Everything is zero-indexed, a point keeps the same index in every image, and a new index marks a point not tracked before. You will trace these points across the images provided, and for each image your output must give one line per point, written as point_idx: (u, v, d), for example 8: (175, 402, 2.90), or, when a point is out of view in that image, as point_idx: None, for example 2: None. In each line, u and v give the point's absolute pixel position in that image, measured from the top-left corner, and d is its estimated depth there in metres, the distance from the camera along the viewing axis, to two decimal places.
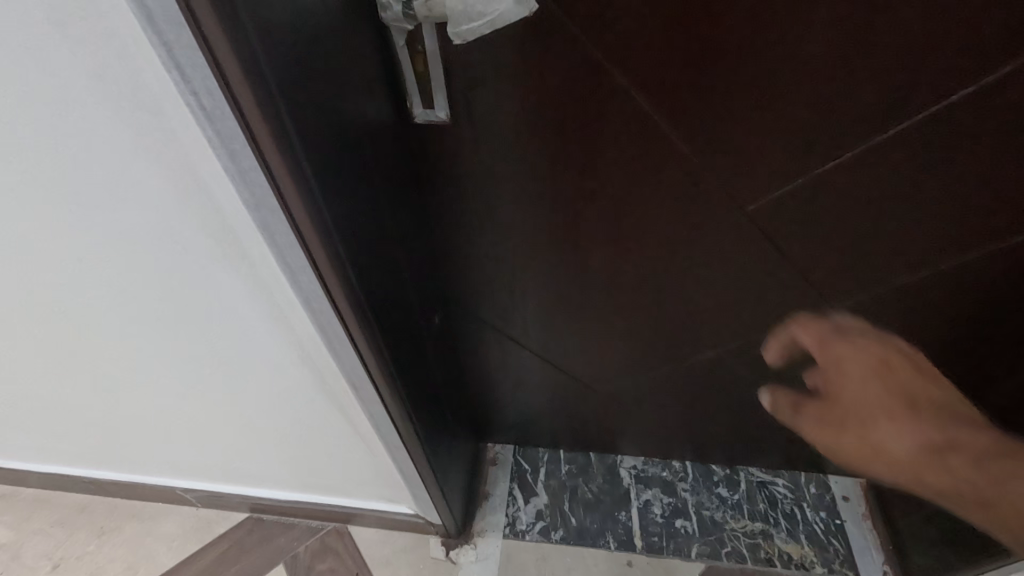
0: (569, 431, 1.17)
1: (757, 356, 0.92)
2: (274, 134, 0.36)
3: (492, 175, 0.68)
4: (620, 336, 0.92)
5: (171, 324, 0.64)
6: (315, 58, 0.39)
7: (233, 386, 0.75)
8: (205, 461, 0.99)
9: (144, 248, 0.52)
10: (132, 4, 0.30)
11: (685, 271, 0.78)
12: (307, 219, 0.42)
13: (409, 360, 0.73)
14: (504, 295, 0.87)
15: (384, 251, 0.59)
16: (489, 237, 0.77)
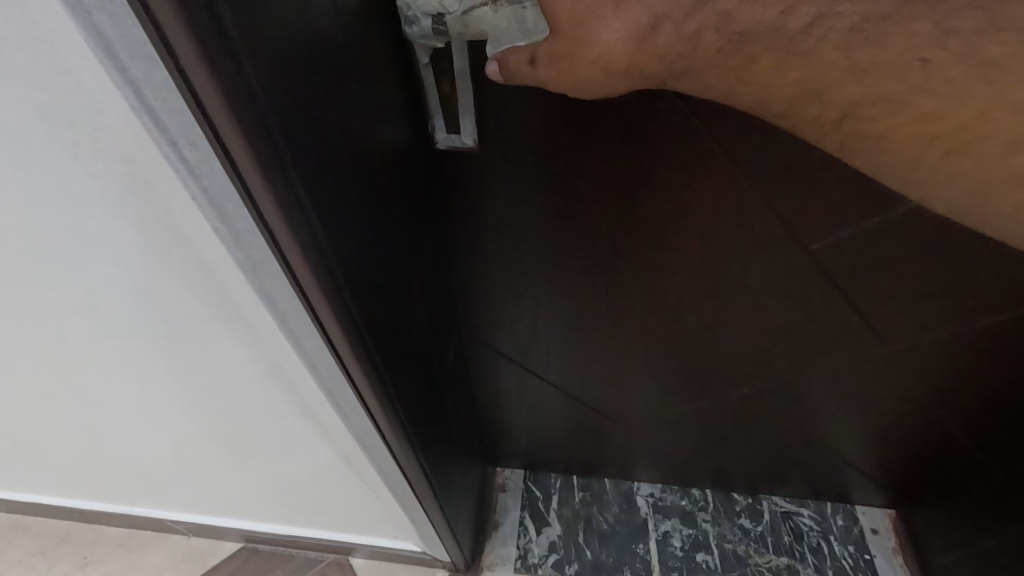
0: (585, 458, 1.10)
1: (793, 391, 0.85)
2: (279, 199, 0.27)
3: (521, 204, 0.59)
4: (648, 369, 0.85)
5: (154, 376, 0.55)
6: (329, 90, 0.30)
7: (225, 434, 0.67)
8: (194, 498, 0.91)
9: (119, 305, 0.43)
10: (84, 29, 0.21)
11: (727, 307, 0.71)
12: (320, 293, 0.33)
13: (423, 408, 0.65)
14: (527, 327, 0.79)
15: (400, 298, 0.51)
16: (513, 267, 0.69)
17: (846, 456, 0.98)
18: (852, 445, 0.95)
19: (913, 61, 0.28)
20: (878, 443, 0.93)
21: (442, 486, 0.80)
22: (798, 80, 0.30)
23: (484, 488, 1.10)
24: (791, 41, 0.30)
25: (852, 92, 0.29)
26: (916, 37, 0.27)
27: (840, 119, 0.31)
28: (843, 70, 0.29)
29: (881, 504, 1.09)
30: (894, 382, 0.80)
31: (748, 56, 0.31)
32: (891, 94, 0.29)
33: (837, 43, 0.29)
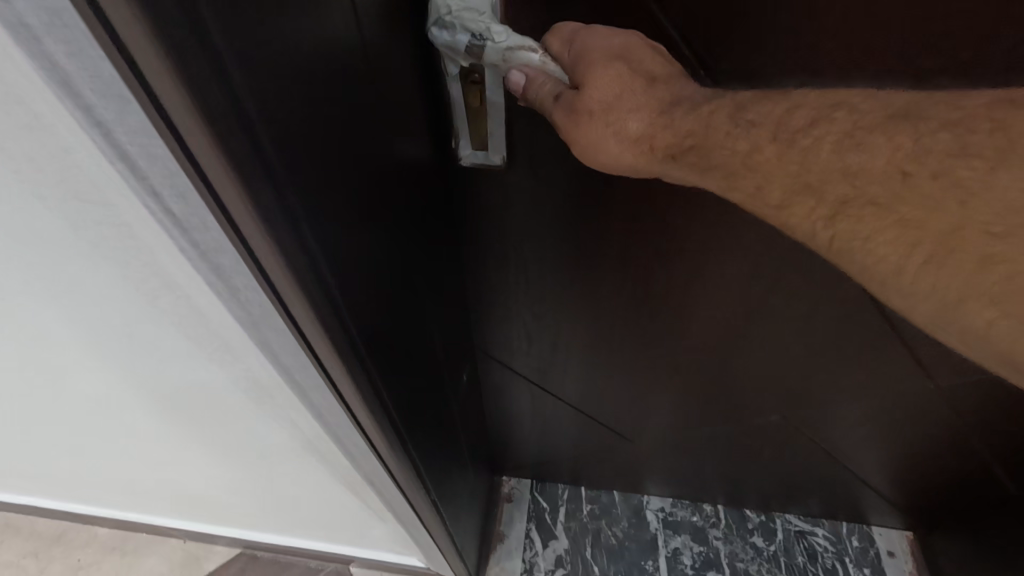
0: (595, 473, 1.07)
1: (816, 417, 0.82)
2: (285, 252, 0.23)
3: (543, 224, 0.56)
4: (667, 390, 0.81)
5: (145, 407, 0.52)
6: (338, 124, 0.27)
7: (222, 460, 0.63)
8: (193, 510, 0.88)
9: (104, 342, 0.39)
10: (42, 65, 0.17)
11: (756, 334, 0.67)
12: (329, 345, 0.29)
13: (433, 438, 0.61)
14: (544, 346, 0.76)
15: (412, 329, 0.47)
16: (530, 285, 0.65)
17: (867, 480, 0.95)
18: (875, 471, 0.92)
19: (894, 173, 0.27)
20: (903, 468, 0.90)
21: (449, 509, 0.77)
22: (795, 174, 0.29)
23: (490, 498, 1.07)
24: (791, 136, 0.29)
25: (844, 191, 0.28)
26: (899, 150, 0.27)
27: (831, 211, 0.28)
28: (837, 170, 0.28)
29: (898, 526, 1.06)
30: (924, 413, 0.76)
31: (753, 145, 0.30)
32: (875, 198, 0.27)
33: (830, 145, 0.28)
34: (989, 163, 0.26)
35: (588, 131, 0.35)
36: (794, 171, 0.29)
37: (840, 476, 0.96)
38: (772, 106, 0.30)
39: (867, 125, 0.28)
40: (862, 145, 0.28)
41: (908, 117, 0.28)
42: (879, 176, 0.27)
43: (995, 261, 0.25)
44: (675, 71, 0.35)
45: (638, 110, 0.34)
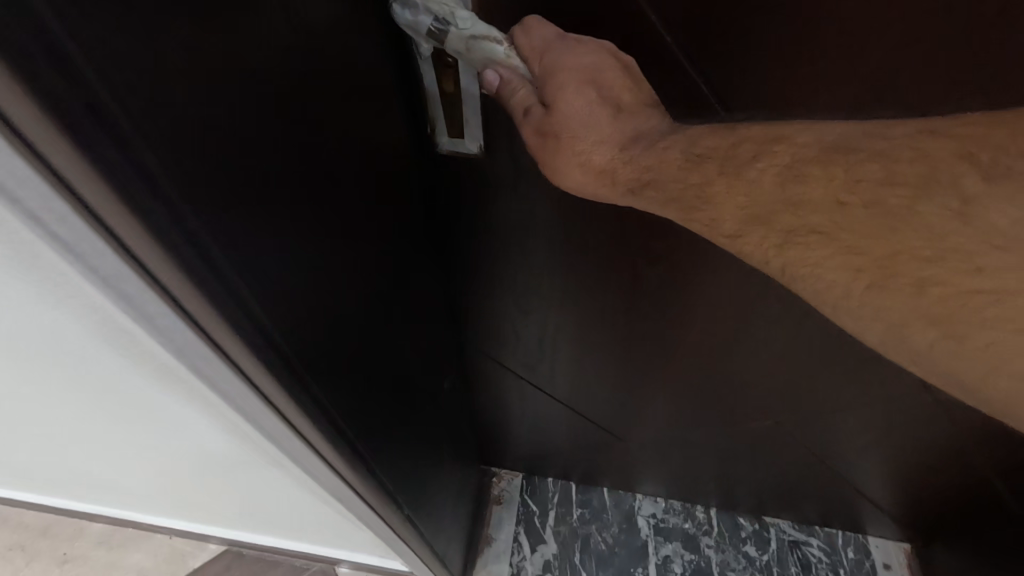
0: (583, 470, 1.06)
1: (809, 427, 0.80)
2: (186, 270, 0.21)
3: (524, 224, 0.53)
4: (660, 394, 0.80)
5: (106, 417, 0.49)
6: (268, 133, 0.24)
7: (194, 468, 0.61)
8: (175, 510, 0.87)
9: (46, 355, 0.37)
10: None
11: (746, 346, 0.65)
12: (258, 366, 0.27)
13: (409, 449, 0.58)
14: (534, 345, 0.74)
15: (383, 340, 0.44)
16: (520, 285, 0.63)
17: (863, 492, 0.93)
18: (871, 482, 0.90)
19: (830, 204, 0.26)
20: (900, 481, 0.87)
21: (430, 518, 0.74)
22: (745, 207, 0.28)
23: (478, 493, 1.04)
24: (740, 169, 0.28)
25: (787, 222, 0.27)
26: (833, 181, 0.26)
27: (782, 242, 0.28)
28: (779, 202, 0.27)
29: (895, 538, 1.04)
30: (924, 428, 0.74)
31: (704, 178, 0.29)
32: (818, 226, 0.27)
33: (772, 177, 0.27)
34: (950, 201, 0.24)
35: (558, 144, 0.33)
36: (747, 204, 0.28)
37: (836, 486, 0.93)
38: (718, 138, 0.29)
39: (805, 157, 0.27)
40: (799, 176, 0.27)
41: (854, 145, 0.26)
42: (818, 207, 0.26)
43: (929, 283, 0.25)
44: (644, 95, 0.32)
45: (601, 140, 0.32)
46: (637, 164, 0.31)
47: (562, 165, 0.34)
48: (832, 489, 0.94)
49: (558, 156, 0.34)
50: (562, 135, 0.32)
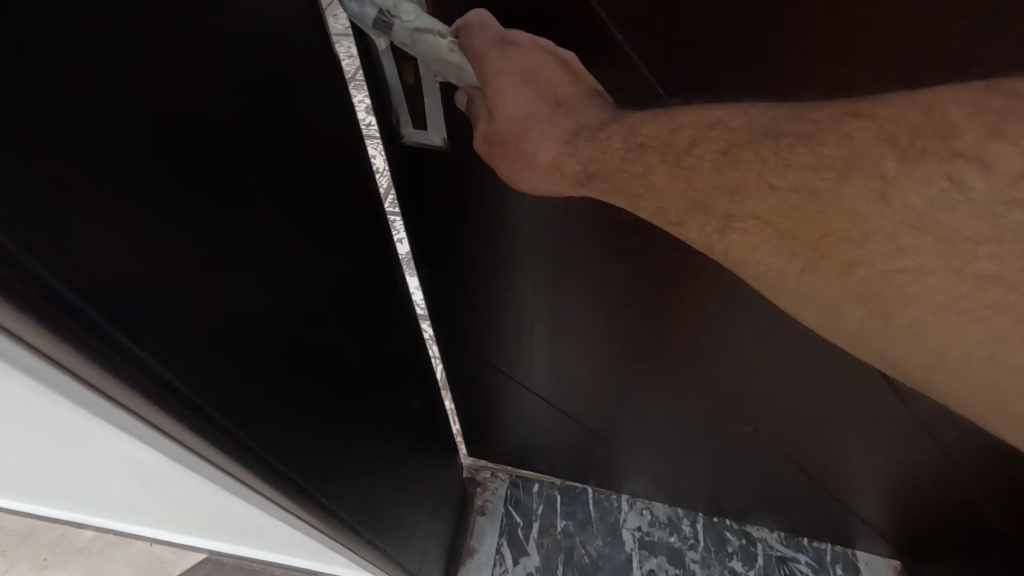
0: (565, 467, 1.04)
1: (796, 443, 0.78)
2: (33, 313, 0.19)
3: (493, 214, 0.51)
4: (642, 409, 0.77)
5: (36, 444, 0.46)
6: (135, 145, 0.22)
7: (144, 490, 0.58)
8: (149, 519, 0.86)
9: None
10: None
11: (723, 363, 0.62)
12: (155, 409, 0.25)
13: (380, 474, 0.56)
14: (517, 345, 0.71)
15: (336, 366, 0.42)
16: (500, 283, 0.60)
17: (853, 508, 0.90)
18: (860, 499, 0.88)
19: (764, 188, 0.26)
20: (889, 498, 0.85)
21: (405, 533, 0.73)
22: (685, 192, 0.29)
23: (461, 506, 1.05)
24: (678, 155, 0.28)
25: (728, 208, 0.28)
26: (764, 165, 0.26)
27: (722, 228, 0.29)
28: (718, 188, 0.28)
29: (885, 555, 1.02)
30: (913, 449, 0.71)
31: (647, 167, 0.29)
32: (755, 212, 0.27)
33: (710, 163, 0.28)
34: (877, 179, 0.23)
35: (501, 142, 0.34)
36: (688, 192, 0.29)
37: (824, 501, 0.91)
38: (659, 125, 0.29)
39: (739, 141, 0.26)
40: (734, 161, 0.27)
41: (789, 128, 0.25)
42: (752, 193, 0.26)
43: (855, 264, 0.25)
44: (583, 88, 0.32)
45: (545, 138, 0.33)
46: (581, 158, 0.32)
47: (509, 164, 0.36)
48: (820, 504, 0.92)
49: (503, 158, 0.35)
50: (502, 138, 0.34)
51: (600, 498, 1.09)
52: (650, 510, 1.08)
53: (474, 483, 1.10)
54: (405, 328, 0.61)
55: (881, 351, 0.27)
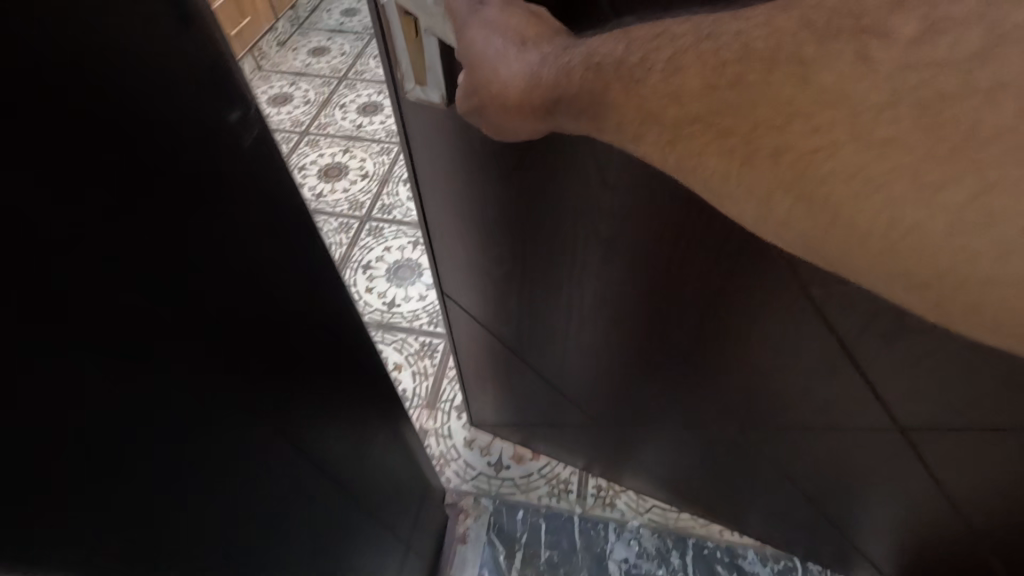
0: (567, 446, 1.04)
1: (791, 468, 0.74)
2: None
3: (487, 167, 0.53)
4: (626, 398, 0.78)
5: None
6: None
7: None
8: None
9: None
10: None
11: (705, 361, 0.61)
12: None
13: (351, 477, 0.56)
14: (518, 321, 0.74)
15: (254, 428, 0.39)
16: (502, 254, 0.63)
17: (853, 546, 0.85)
18: (864, 541, 0.82)
19: (703, 87, 0.29)
20: (896, 550, 0.79)
21: (379, 559, 0.70)
22: (638, 103, 0.31)
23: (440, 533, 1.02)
24: (630, 69, 0.32)
25: (674, 114, 0.30)
26: (705, 66, 0.29)
27: (671, 137, 0.31)
28: (664, 94, 0.30)
29: None
30: (927, 503, 0.63)
31: (603, 84, 0.33)
32: (699, 115, 0.29)
33: (659, 73, 0.30)
34: (796, 63, 0.26)
35: (479, 87, 0.39)
36: (640, 104, 0.31)
37: (821, 534, 0.87)
38: (617, 47, 0.33)
39: (681, 50, 0.30)
40: (679, 68, 0.30)
41: (724, 37, 0.29)
42: (695, 94, 0.29)
43: (783, 151, 0.27)
44: (549, 28, 0.37)
45: (515, 73, 0.37)
46: (547, 85, 0.36)
47: (490, 112, 0.40)
48: (816, 535, 0.88)
49: (483, 107, 0.41)
50: (477, 84, 0.39)
51: (586, 526, 1.05)
52: (638, 540, 1.03)
53: (457, 509, 1.07)
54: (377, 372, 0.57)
55: (787, 228, 0.28)
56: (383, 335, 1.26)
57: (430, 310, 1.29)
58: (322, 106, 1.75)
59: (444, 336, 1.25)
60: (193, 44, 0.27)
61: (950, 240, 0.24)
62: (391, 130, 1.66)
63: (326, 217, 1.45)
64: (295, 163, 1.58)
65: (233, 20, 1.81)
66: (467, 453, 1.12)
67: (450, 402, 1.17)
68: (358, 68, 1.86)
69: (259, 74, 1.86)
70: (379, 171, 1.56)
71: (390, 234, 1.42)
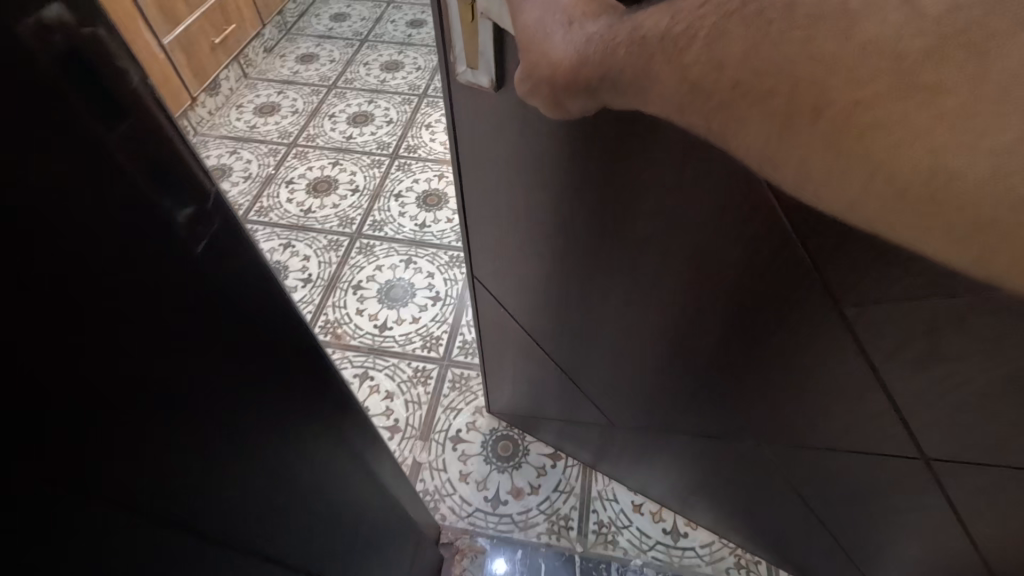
0: (583, 442, 1.08)
1: (806, 489, 0.72)
2: None
3: (526, 148, 0.56)
4: (644, 396, 0.79)
5: None
6: None
7: None
8: None
9: None
10: None
11: (723, 363, 0.61)
12: None
13: (327, 548, 0.58)
14: (541, 304, 0.78)
15: (224, 528, 0.40)
16: (535, 232, 0.65)
17: None
18: None
19: (748, 54, 0.29)
20: None
21: None
22: (682, 73, 0.32)
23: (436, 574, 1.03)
24: (675, 39, 0.32)
25: (717, 83, 0.31)
26: (752, 27, 0.29)
27: (714, 107, 0.31)
28: (709, 61, 0.31)
29: None
30: (961, 556, 0.60)
31: (646, 55, 0.33)
32: (741, 80, 0.30)
33: (704, 37, 0.31)
34: (845, 20, 0.26)
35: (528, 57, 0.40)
36: (683, 74, 0.32)
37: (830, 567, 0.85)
38: (663, 15, 0.33)
39: (727, 15, 0.30)
40: (723, 35, 0.30)
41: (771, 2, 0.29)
42: (738, 63, 0.29)
43: (825, 108, 0.27)
44: None
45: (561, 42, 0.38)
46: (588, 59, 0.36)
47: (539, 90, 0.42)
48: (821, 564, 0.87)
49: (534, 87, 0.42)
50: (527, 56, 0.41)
51: (587, 566, 1.06)
52: None
53: (453, 550, 1.07)
54: (348, 454, 0.59)
55: (827, 178, 0.28)
56: (375, 360, 1.30)
57: (423, 335, 1.34)
58: (311, 116, 1.83)
59: (437, 361, 1.30)
60: (130, 133, 0.27)
61: (1008, 179, 0.23)
62: (382, 141, 1.75)
63: (315, 235, 1.52)
64: (284, 176, 1.66)
65: (217, 26, 1.76)
66: (464, 489, 1.14)
67: (445, 432, 1.20)
68: (347, 76, 1.96)
69: (246, 81, 1.95)
70: (370, 185, 1.63)
71: (381, 252, 1.48)
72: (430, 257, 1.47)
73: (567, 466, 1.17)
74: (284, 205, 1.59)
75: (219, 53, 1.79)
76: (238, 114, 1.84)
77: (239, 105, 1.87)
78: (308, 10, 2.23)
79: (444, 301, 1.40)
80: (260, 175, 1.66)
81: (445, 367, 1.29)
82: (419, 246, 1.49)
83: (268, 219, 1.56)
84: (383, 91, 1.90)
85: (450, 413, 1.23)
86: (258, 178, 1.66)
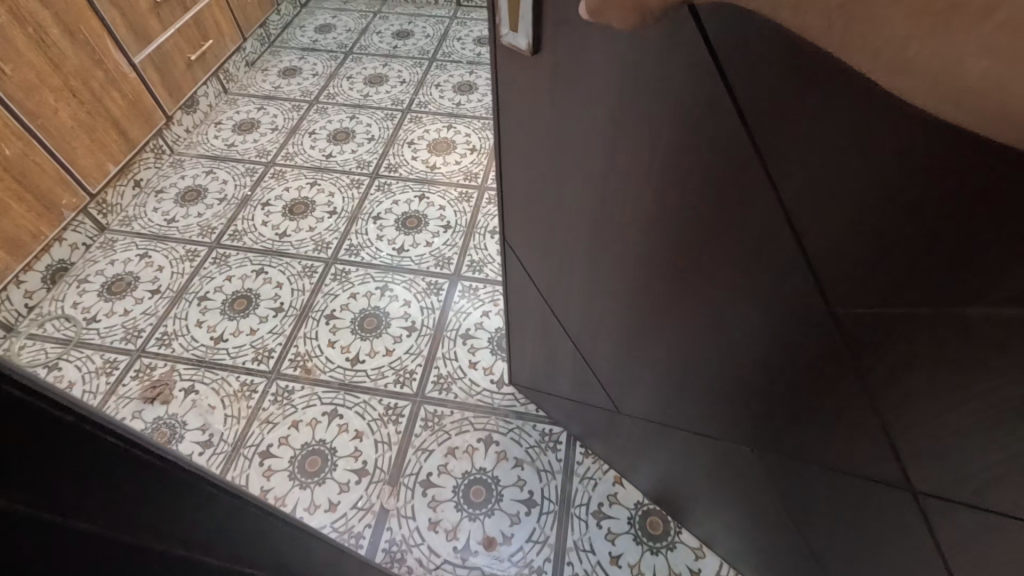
0: (591, 428, 1.09)
1: (791, 499, 0.71)
2: None
3: (557, 115, 0.57)
4: (648, 380, 0.79)
5: None
6: None
7: None
8: None
9: None
10: None
11: (721, 351, 0.61)
12: None
13: None
14: (559, 272, 0.79)
15: None
16: (563, 193, 0.65)
17: None
18: None
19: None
20: None
21: None
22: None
23: None
24: None
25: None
26: None
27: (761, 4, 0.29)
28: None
29: None
30: None
31: None
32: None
33: None
34: None
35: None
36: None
37: None
38: None
39: None
40: None
41: None
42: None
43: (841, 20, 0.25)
44: None
45: None
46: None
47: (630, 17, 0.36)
48: None
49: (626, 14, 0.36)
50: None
51: None
52: None
53: None
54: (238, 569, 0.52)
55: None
56: (345, 397, 1.27)
57: (396, 368, 1.31)
58: (291, 133, 1.81)
59: (409, 398, 1.26)
60: None
61: None
62: (362, 161, 1.73)
63: (289, 260, 1.51)
64: (260, 199, 1.64)
65: (193, 42, 1.72)
66: (431, 537, 1.08)
67: (414, 477, 1.15)
68: (330, 91, 1.93)
69: (227, 97, 1.92)
70: (347, 208, 1.61)
71: (356, 279, 1.46)
72: (407, 284, 1.45)
73: (541, 514, 1.11)
74: (259, 228, 1.57)
75: (195, 70, 1.76)
76: (216, 132, 1.81)
77: (218, 122, 1.84)
78: (293, 20, 2.20)
79: (420, 332, 1.37)
80: (236, 198, 1.64)
81: (419, 405, 1.25)
82: (394, 273, 1.48)
83: (243, 244, 1.54)
84: (365, 107, 1.88)
85: (421, 455, 1.18)
86: (234, 200, 1.64)
